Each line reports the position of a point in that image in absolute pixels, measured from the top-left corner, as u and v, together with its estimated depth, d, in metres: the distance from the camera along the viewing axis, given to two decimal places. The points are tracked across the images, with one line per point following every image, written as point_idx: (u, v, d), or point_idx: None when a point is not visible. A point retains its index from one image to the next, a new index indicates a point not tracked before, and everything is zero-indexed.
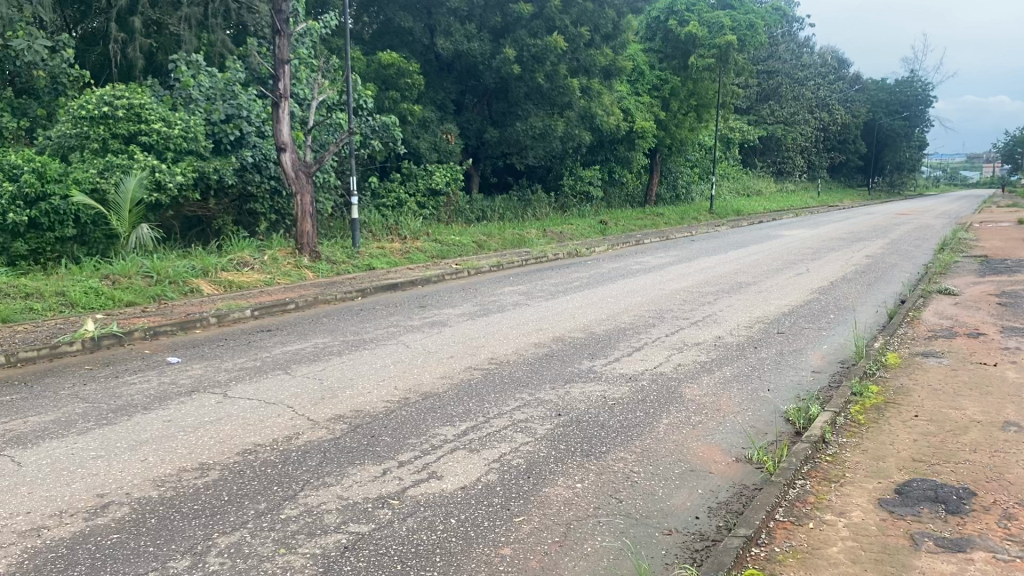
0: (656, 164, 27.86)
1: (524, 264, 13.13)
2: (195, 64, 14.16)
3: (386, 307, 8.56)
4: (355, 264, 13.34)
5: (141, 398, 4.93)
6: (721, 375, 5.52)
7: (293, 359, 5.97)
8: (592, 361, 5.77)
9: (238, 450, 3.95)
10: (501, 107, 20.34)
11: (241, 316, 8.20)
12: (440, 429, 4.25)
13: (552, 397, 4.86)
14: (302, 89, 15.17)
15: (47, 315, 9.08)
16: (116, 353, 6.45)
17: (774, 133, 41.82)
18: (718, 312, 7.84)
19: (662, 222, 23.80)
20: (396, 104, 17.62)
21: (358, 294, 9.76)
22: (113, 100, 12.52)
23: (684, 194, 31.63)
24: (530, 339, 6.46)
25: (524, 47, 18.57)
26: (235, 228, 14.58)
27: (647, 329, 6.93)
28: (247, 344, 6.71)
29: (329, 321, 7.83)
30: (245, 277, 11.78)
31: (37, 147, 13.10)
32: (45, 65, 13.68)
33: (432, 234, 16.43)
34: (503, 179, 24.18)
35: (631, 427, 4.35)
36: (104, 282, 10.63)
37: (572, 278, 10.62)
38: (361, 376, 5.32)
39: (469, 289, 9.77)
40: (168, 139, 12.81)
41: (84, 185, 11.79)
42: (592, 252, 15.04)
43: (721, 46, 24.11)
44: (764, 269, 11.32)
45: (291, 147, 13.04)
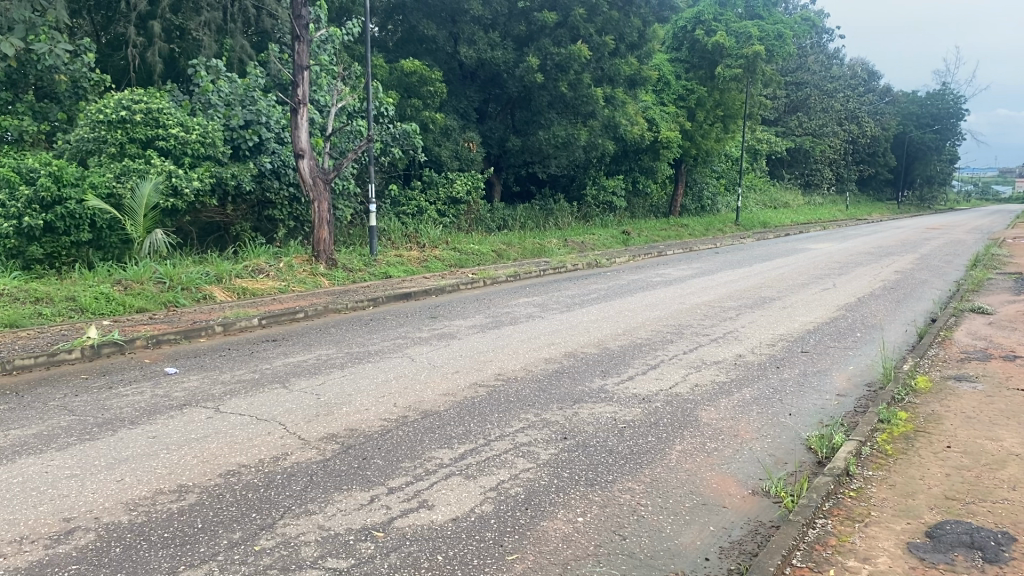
0: (681, 174, 27.54)
1: (542, 274, 12.88)
2: (216, 69, 14.09)
3: (396, 317, 8.33)
4: (371, 272, 13.16)
5: (130, 411, 4.72)
6: (739, 397, 5.23)
7: (294, 371, 5.75)
8: (604, 380, 5.49)
9: (220, 471, 3.72)
10: (523, 116, 20.13)
11: (248, 325, 8.01)
12: (436, 452, 4.00)
13: (559, 418, 4.59)
14: (322, 95, 15.06)
15: (55, 320, 8.96)
16: (115, 362, 6.27)
17: (802, 145, 41.32)
18: (740, 329, 7.53)
19: (686, 233, 23.46)
20: (417, 111, 17.46)
21: (371, 303, 9.57)
22: (131, 104, 12.45)
23: (709, 205, 31.26)
24: (540, 354, 6.20)
25: (547, 56, 18.35)
26: (253, 234, 14.46)
27: (664, 345, 6.64)
28: (251, 354, 6.52)
29: (337, 331, 7.62)
30: (259, 284, 11.62)
31: (56, 152, 13.08)
32: (67, 69, 13.67)
33: (451, 243, 16.23)
34: (526, 188, 23.97)
35: (641, 453, 4.07)
36: (116, 287, 10.50)
37: (590, 289, 10.35)
38: (360, 392, 5.08)
39: (483, 301, 9.53)
40: (186, 145, 12.72)
41: (100, 190, 11.71)
42: (612, 263, 14.76)
43: (748, 56, 23.78)
44: (789, 284, 10.98)
45: (309, 153, 12.87)
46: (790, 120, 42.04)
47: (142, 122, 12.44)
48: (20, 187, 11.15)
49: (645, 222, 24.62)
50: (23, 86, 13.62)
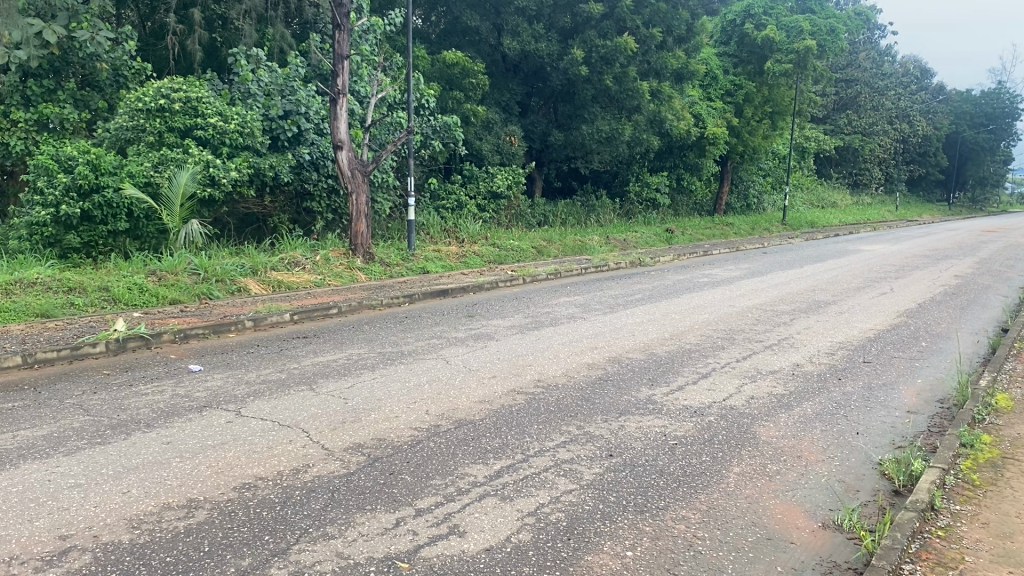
0: (727, 172, 26.94)
1: (583, 272, 12.48)
2: (255, 58, 13.90)
3: (432, 315, 8.01)
4: (408, 267, 12.89)
5: (147, 413, 4.44)
6: (800, 412, 4.81)
7: (323, 372, 5.44)
8: (652, 389, 5.11)
9: (234, 485, 3.41)
10: (567, 110, 19.73)
11: (279, 321, 7.74)
12: (470, 468, 3.65)
13: (604, 432, 4.22)
14: (363, 86, 14.81)
15: (88, 311, 8.83)
16: (139, 357, 6.04)
17: (851, 144, 40.29)
18: (795, 335, 7.08)
19: (731, 232, 22.88)
20: (459, 104, 17.15)
21: (406, 300, 9.27)
22: (170, 92, 12.31)
23: (754, 203, 30.59)
24: (583, 359, 5.83)
25: (592, 48, 17.97)
26: (291, 226, 14.27)
27: (715, 352, 6.24)
28: (280, 352, 6.23)
29: (370, 329, 7.33)
30: (295, 278, 11.40)
31: (96, 140, 13.01)
32: (108, 56, 13.59)
33: (491, 238, 15.90)
34: (567, 184, 23.57)
35: (695, 477, 3.69)
36: (150, 278, 10.32)
37: (634, 289, 9.93)
38: (391, 396, 4.75)
39: (522, 299, 9.16)
40: (224, 134, 12.54)
41: (137, 179, 11.57)
42: (657, 261, 14.30)
43: (799, 51, 23.11)
44: (844, 287, 10.47)
45: (348, 144, 12.59)
46: (838, 117, 41.01)
47: (181, 111, 12.29)
48: (58, 174, 11.06)
49: (690, 220, 24.08)
50: (65, 74, 13.58)
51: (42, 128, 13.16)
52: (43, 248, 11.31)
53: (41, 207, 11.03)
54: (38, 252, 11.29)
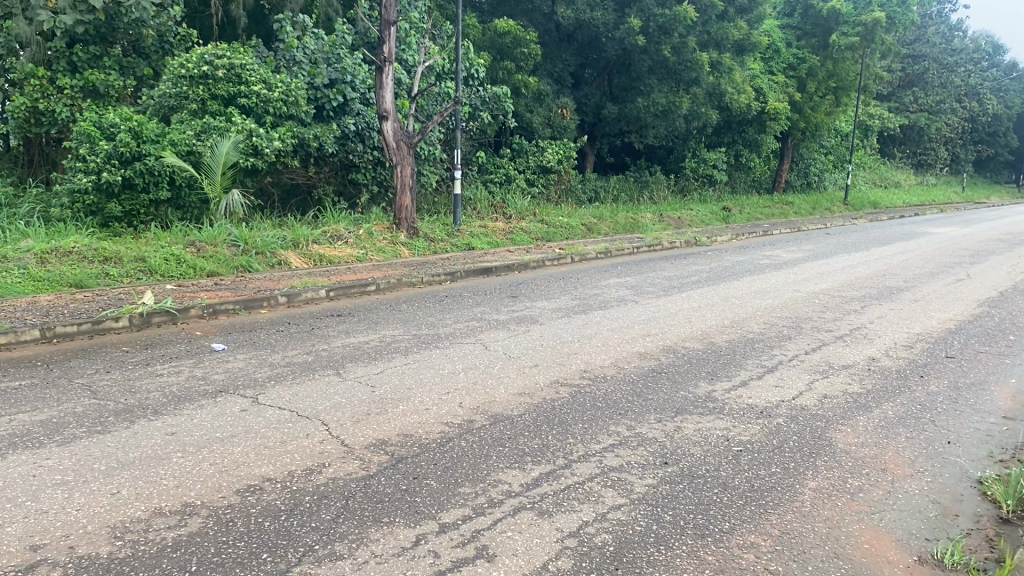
0: (787, 149, 26.04)
1: (635, 251, 11.93)
2: (302, 25, 13.52)
3: (475, 294, 7.58)
4: (454, 243, 12.48)
5: (157, 397, 4.09)
6: (881, 415, 4.26)
7: (351, 354, 5.03)
8: (712, 384, 4.62)
9: (238, 488, 3.01)
10: (621, 82, 19.12)
11: (314, 297, 7.36)
12: (505, 475, 3.20)
13: (658, 434, 3.75)
14: (411, 55, 14.35)
15: (123, 282, 8.61)
16: (162, 334, 5.71)
17: (917, 122, 38.80)
18: (867, 326, 6.49)
19: (791, 212, 22.02)
20: (510, 75, 16.63)
21: (448, 277, 8.83)
22: (213, 58, 12.00)
23: (815, 182, 29.60)
24: (635, 347, 5.35)
25: (650, 17, 17.35)
26: (336, 199, 13.93)
27: (781, 343, 5.70)
28: (310, 331, 5.84)
29: (408, 307, 6.92)
30: (337, 251, 11.06)
31: (140, 108, 12.81)
32: (153, 22, 13.36)
33: (539, 214, 15.42)
34: (620, 159, 22.92)
35: (764, 493, 3.19)
36: (188, 249, 10.05)
37: (690, 270, 9.37)
38: (422, 385, 4.32)
39: (570, 279, 8.69)
40: (268, 103, 12.21)
41: (179, 147, 11.31)
42: (713, 241, 13.66)
43: (868, 23, 22.09)
44: (918, 272, 9.77)
45: (394, 115, 12.16)
46: (904, 95, 39.46)
47: (224, 78, 11.99)
48: (100, 141, 10.84)
49: (747, 199, 23.26)
50: (111, 40, 13.39)
51: (88, 95, 12.99)
52: (85, 217, 11.13)
53: (83, 175, 10.82)
54: (79, 220, 11.12)
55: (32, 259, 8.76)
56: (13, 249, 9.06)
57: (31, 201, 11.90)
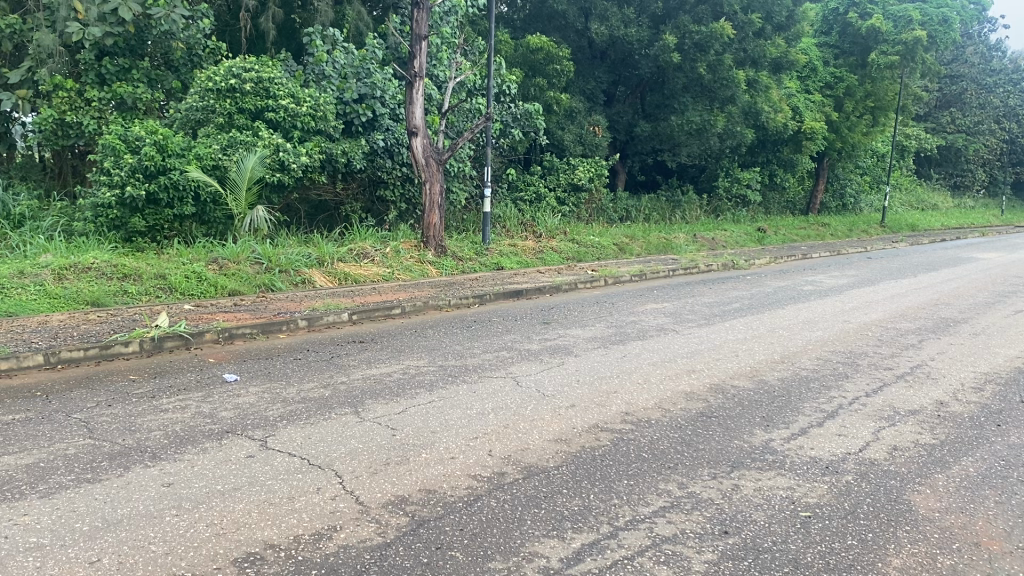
0: (823, 169, 25.50)
1: (671, 273, 11.48)
2: (332, 39, 13.27)
3: (504, 320, 7.19)
4: (482, 262, 12.11)
5: (157, 438, 3.73)
6: (963, 473, 3.79)
7: (372, 389, 4.63)
8: (768, 433, 4.18)
9: (236, 557, 2.62)
10: (655, 100, 18.76)
11: (336, 321, 6.99)
12: (542, 545, 2.78)
13: (714, 495, 3.31)
14: (442, 70, 14.05)
15: (141, 300, 8.33)
16: (173, 361, 5.36)
17: (955, 143, 38.06)
18: (929, 364, 6.00)
19: (827, 234, 21.48)
20: (541, 91, 16.32)
21: (476, 300, 8.44)
22: (241, 71, 11.76)
23: (850, 204, 29.02)
24: (680, 386, 4.92)
25: (686, 34, 17.00)
26: (363, 216, 13.63)
27: (838, 384, 5.25)
28: (329, 360, 5.45)
29: (434, 334, 6.52)
30: (363, 270, 10.73)
31: (167, 121, 12.60)
32: (183, 35, 13.18)
33: (570, 233, 15.02)
34: (651, 178, 22.52)
35: (844, 574, 2.74)
36: (210, 266, 9.77)
37: (731, 297, 8.90)
38: (448, 429, 3.92)
39: (605, 304, 8.28)
40: (296, 117, 11.95)
41: (205, 162, 11.07)
42: (751, 264, 13.18)
43: (908, 42, 21.54)
44: (972, 302, 9.24)
45: (424, 131, 11.82)
46: (941, 115, 38.72)
47: (252, 92, 11.75)
48: (125, 155, 10.61)
49: (782, 220, 22.72)
50: (140, 53, 13.22)
51: (115, 107, 12.82)
52: (108, 231, 10.90)
53: (107, 188, 10.59)
54: (102, 235, 10.88)
55: (49, 275, 8.50)
56: (31, 264, 8.82)
57: (55, 214, 11.70)
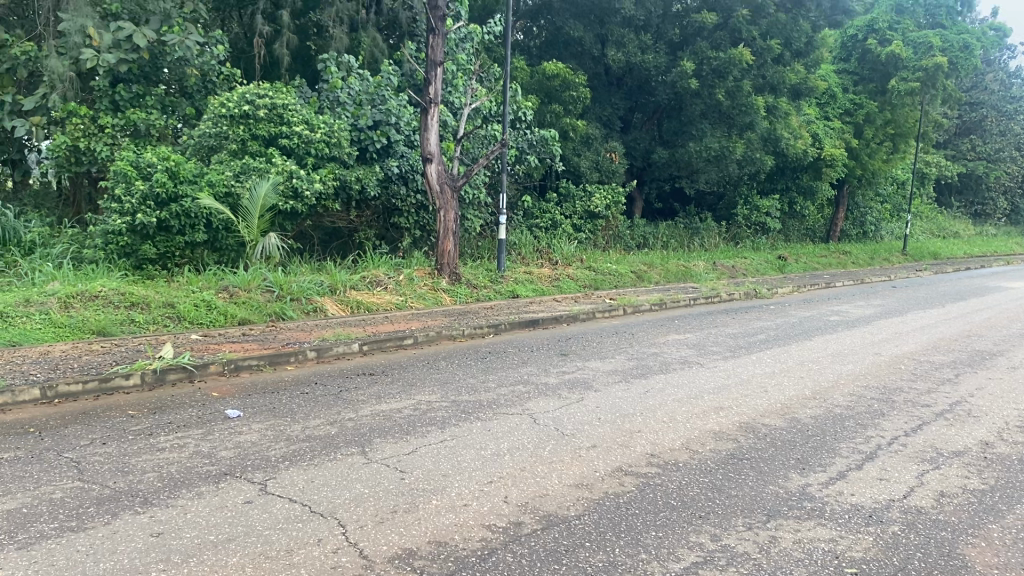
0: (843, 197, 25.22)
1: (692, 302, 11.21)
2: (347, 65, 13.17)
3: (520, 351, 6.93)
4: (497, 291, 11.88)
5: (150, 481, 3.48)
6: (1019, 524, 3.48)
7: (382, 427, 4.38)
8: (804, 478, 3.89)
9: None
10: (672, 127, 18.59)
11: (346, 352, 6.75)
12: None
13: (750, 549, 3.04)
14: (457, 97, 13.92)
15: (148, 330, 8.16)
16: (174, 396, 5.13)
17: (975, 170, 37.63)
18: (969, 400, 5.69)
19: (848, 262, 21.15)
20: (558, 118, 16.18)
21: (491, 330, 8.19)
22: (255, 98, 11.66)
23: (871, 231, 28.65)
24: (707, 425, 4.65)
25: (704, 60, 16.85)
26: (377, 243, 13.45)
27: (874, 422, 4.96)
28: (337, 395, 5.20)
29: (446, 366, 6.26)
30: (375, 298, 10.52)
31: (181, 147, 12.51)
32: (197, 62, 13.14)
33: (587, 260, 14.78)
34: (668, 205, 22.33)
35: None
36: (220, 294, 9.59)
37: (755, 327, 8.61)
38: (461, 472, 3.66)
39: (625, 334, 8.01)
40: (310, 144, 11.82)
41: (217, 189, 10.95)
42: (774, 293, 12.88)
43: (929, 68, 21.28)
44: (1006, 333, 8.90)
45: (439, 157, 11.63)
46: (961, 142, 38.34)
47: (266, 118, 11.64)
48: (136, 182, 10.48)
49: (802, 247, 22.39)
50: (155, 80, 13.23)
51: (129, 134, 12.75)
52: (119, 259, 10.76)
53: (118, 215, 10.46)
54: (112, 262, 10.74)
55: (55, 303, 8.33)
56: (38, 292, 8.67)
57: (67, 241, 11.58)
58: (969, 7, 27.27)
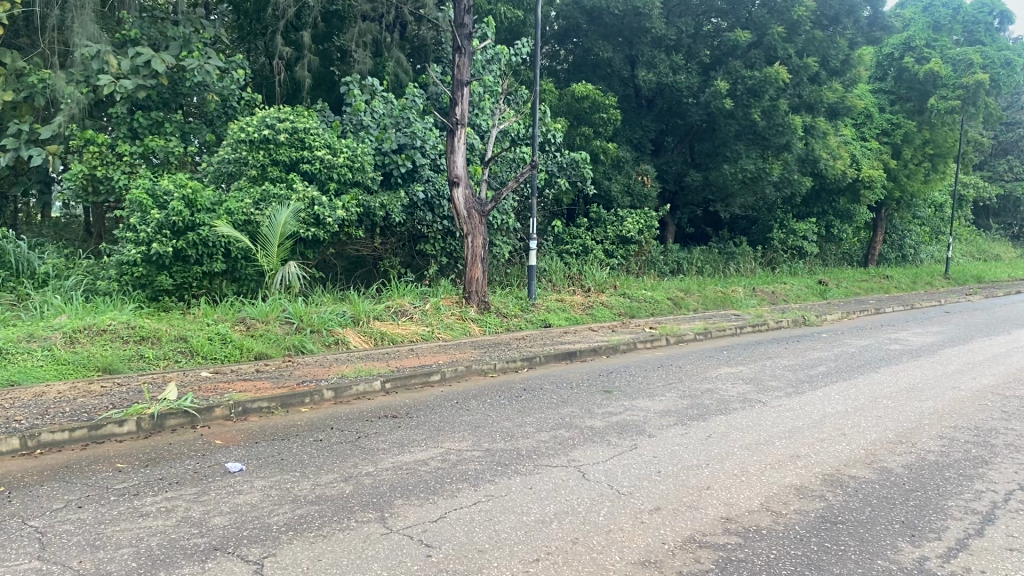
0: (881, 220, 24.38)
1: (737, 330, 10.50)
2: (370, 88, 12.69)
3: (559, 388, 6.28)
4: (528, 320, 11.26)
5: (123, 560, 2.86)
6: None
7: (407, 483, 3.74)
8: (917, 549, 3.20)
9: None
10: (706, 148, 17.96)
11: (367, 391, 6.11)
12: None
13: None
14: (484, 119, 13.40)
15: (157, 366, 7.63)
16: (171, 446, 4.53)
17: (1014, 192, 36.55)
18: None
19: (891, 287, 20.31)
20: (587, 141, 15.62)
21: (525, 364, 7.54)
22: (275, 122, 11.19)
23: (910, 255, 27.72)
24: (785, 480, 3.98)
25: (738, 80, 16.23)
26: (403, 271, 12.89)
27: (980, 472, 4.24)
28: (355, 443, 4.56)
29: (478, 406, 5.62)
30: (400, 329, 9.93)
31: (199, 174, 12.07)
32: (217, 87, 12.75)
33: (621, 287, 14.13)
34: (701, 230, 21.65)
35: None
36: (237, 326, 9.06)
37: (812, 360, 7.86)
38: (500, 546, 3.01)
39: (672, 367, 7.32)
40: (332, 168, 11.32)
41: (235, 217, 10.47)
42: (822, 319, 12.12)
43: (970, 86, 20.42)
44: None
45: (466, 181, 11.06)
46: (999, 162, 37.26)
47: (287, 143, 11.16)
48: (152, 210, 10.00)
49: (841, 272, 21.58)
50: (174, 106, 12.85)
51: (147, 163, 12.33)
52: (134, 290, 10.28)
53: (132, 245, 9.98)
54: (127, 294, 10.27)
55: (60, 338, 7.82)
56: (44, 326, 8.18)
57: (81, 273, 11.11)
58: (1008, 23, 26.39)
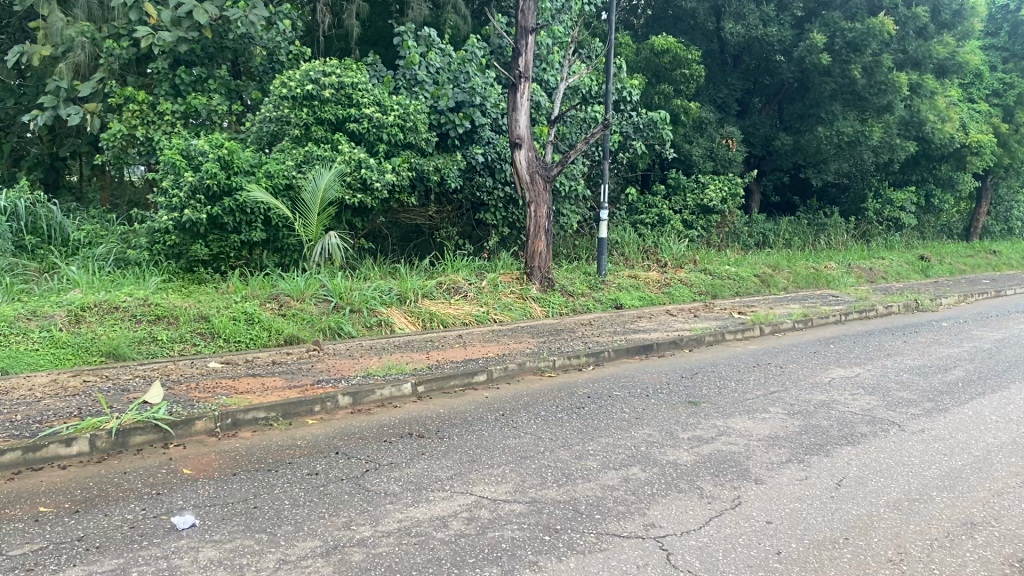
0: (987, 190, 22.16)
1: (840, 315, 9.03)
2: (426, 39, 11.45)
3: (630, 397, 5.03)
4: (597, 300, 10.01)
5: None
6: None
7: (410, 569, 2.57)
8: None
9: None
10: (797, 110, 16.25)
11: (394, 396, 4.99)
12: None
13: None
14: (552, 75, 12.05)
15: (170, 351, 6.67)
16: (126, 476, 3.49)
17: None
18: None
19: (1002, 264, 18.32)
20: (667, 100, 14.12)
21: (590, 359, 6.29)
22: (320, 76, 10.06)
23: (1018, 228, 25.34)
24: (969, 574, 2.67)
25: (837, 32, 14.48)
26: (460, 242, 11.75)
27: None
28: (359, 482, 3.42)
29: (527, 423, 4.42)
30: (452, 310, 8.79)
31: (243, 134, 11.06)
32: (261, 39, 11.66)
33: (700, 262, 12.73)
34: (787, 199, 19.90)
35: None
36: (268, 304, 8.06)
37: (942, 361, 6.40)
38: None
39: (770, 369, 5.97)
40: (381, 128, 10.15)
41: (276, 181, 9.43)
42: (936, 304, 10.50)
43: None
44: None
45: (529, 143, 9.75)
46: None
47: (333, 99, 10.05)
48: (184, 171, 9.01)
49: (943, 247, 19.62)
50: (219, 60, 11.81)
51: (189, 121, 11.35)
52: (166, 260, 9.36)
53: (164, 211, 9.05)
54: (158, 264, 9.37)
55: (64, 317, 6.92)
56: (52, 303, 7.30)
57: (115, 239, 10.26)
58: None
